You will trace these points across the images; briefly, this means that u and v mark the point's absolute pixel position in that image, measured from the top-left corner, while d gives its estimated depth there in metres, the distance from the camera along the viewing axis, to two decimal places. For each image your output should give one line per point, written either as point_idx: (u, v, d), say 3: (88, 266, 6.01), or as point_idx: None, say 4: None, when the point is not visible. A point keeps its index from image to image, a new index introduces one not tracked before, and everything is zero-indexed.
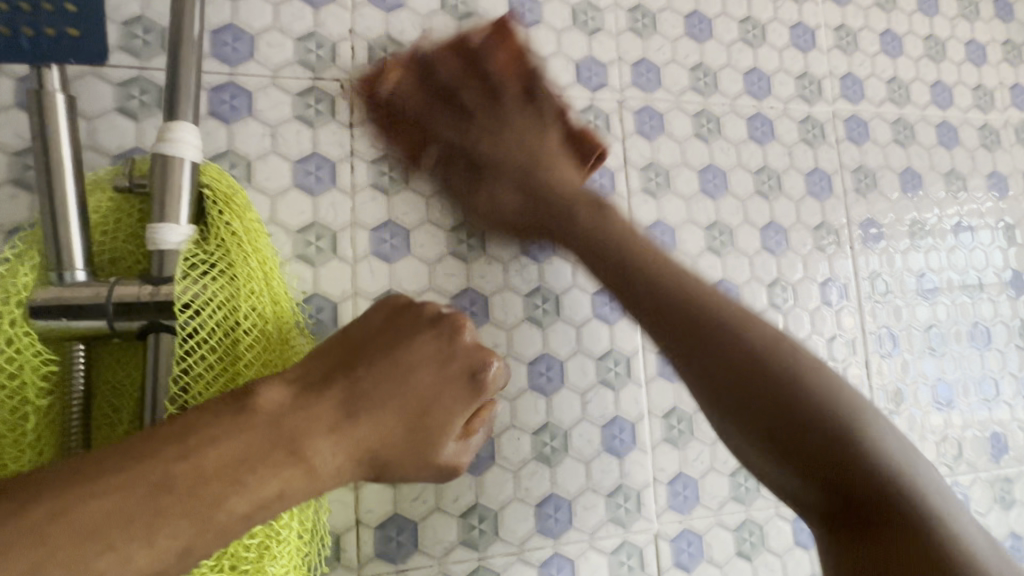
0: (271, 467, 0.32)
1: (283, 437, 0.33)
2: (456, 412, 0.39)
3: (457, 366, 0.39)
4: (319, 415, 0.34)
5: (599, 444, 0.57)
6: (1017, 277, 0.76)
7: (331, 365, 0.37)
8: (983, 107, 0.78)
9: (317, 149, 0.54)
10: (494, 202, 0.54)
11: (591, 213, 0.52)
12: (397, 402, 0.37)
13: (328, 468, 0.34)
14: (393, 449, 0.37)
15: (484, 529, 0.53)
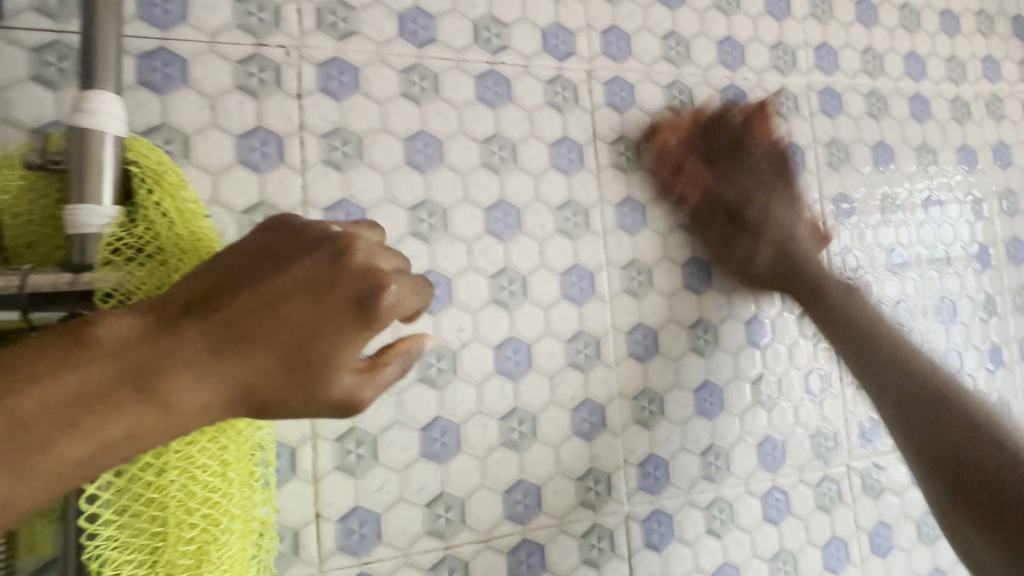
0: (111, 406, 0.27)
1: (126, 373, 0.28)
2: (343, 344, 0.31)
3: (343, 290, 0.31)
4: (172, 349, 0.29)
5: (569, 428, 0.55)
6: (984, 250, 0.76)
7: (196, 291, 0.31)
8: (955, 79, 0.77)
9: (262, 123, 0.50)
10: (750, 256, 0.62)
11: (839, 295, 0.60)
12: (270, 332, 0.30)
13: (186, 406, 0.29)
14: (270, 387, 0.30)
15: (450, 518, 0.51)
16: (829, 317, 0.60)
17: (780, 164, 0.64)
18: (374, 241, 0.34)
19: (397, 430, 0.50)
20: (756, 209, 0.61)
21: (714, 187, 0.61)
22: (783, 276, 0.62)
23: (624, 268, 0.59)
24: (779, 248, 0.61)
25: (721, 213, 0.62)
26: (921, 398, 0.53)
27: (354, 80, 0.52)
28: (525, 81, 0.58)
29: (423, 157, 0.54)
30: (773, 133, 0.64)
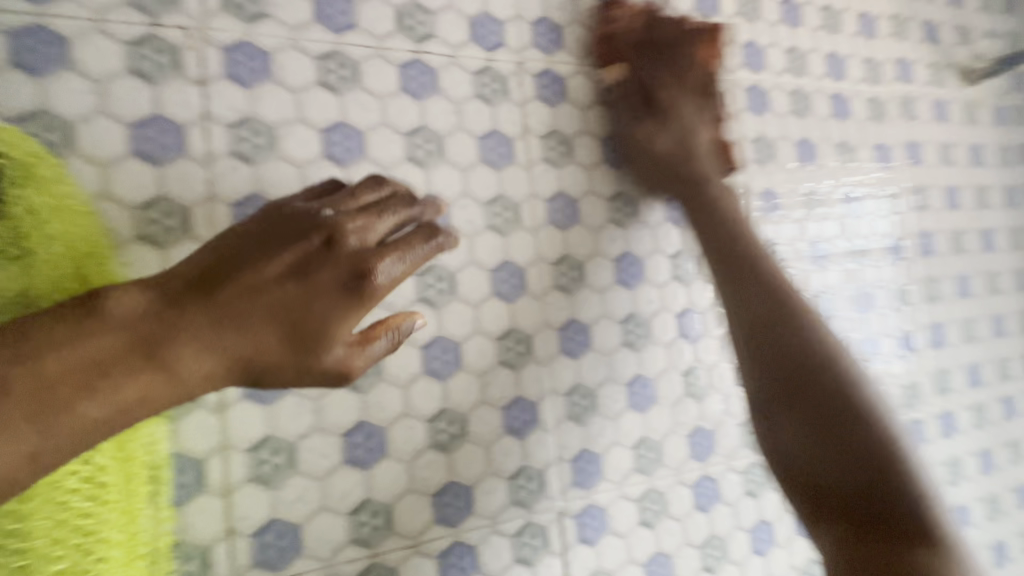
0: (128, 370, 0.29)
1: (141, 340, 0.30)
2: (340, 316, 0.34)
3: (336, 267, 0.35)
4: (185, 318, 0.31)
5: (500, 427, 0.55)
6: (898, 243, 0.81)
7: (203, 266, 0.33)
8: (872, 80, 0.81)
9: (160, 111, 0.46)
10: (649, 139, 0.61)
11: (725, 197, 0.60)
12: (273, 305, 0.33)
13: (194, 373, 0.31)
14: (272, 356, 0.33)
15: (377, 524, 0.49)
16: (713, 245, 0.59)
17: (689, 79, 0.62)
18: (381, 219, 0.38)
19: (317, 437, 0.48)
20: (670, 114, 0.61)
21: (641, 68, 0.61)
22: (679, 169, 0.61)
23: (556, 264, 0.59)
24: (683, 173, 0.61)
25: (636, 101, 0.62)
26: (806, 365, 0.52)
27: (265, 66, 0.49)
28: (452, 72, 0.56)
29: (343, 150, 0.51)
30: (713, 69, 0.63)
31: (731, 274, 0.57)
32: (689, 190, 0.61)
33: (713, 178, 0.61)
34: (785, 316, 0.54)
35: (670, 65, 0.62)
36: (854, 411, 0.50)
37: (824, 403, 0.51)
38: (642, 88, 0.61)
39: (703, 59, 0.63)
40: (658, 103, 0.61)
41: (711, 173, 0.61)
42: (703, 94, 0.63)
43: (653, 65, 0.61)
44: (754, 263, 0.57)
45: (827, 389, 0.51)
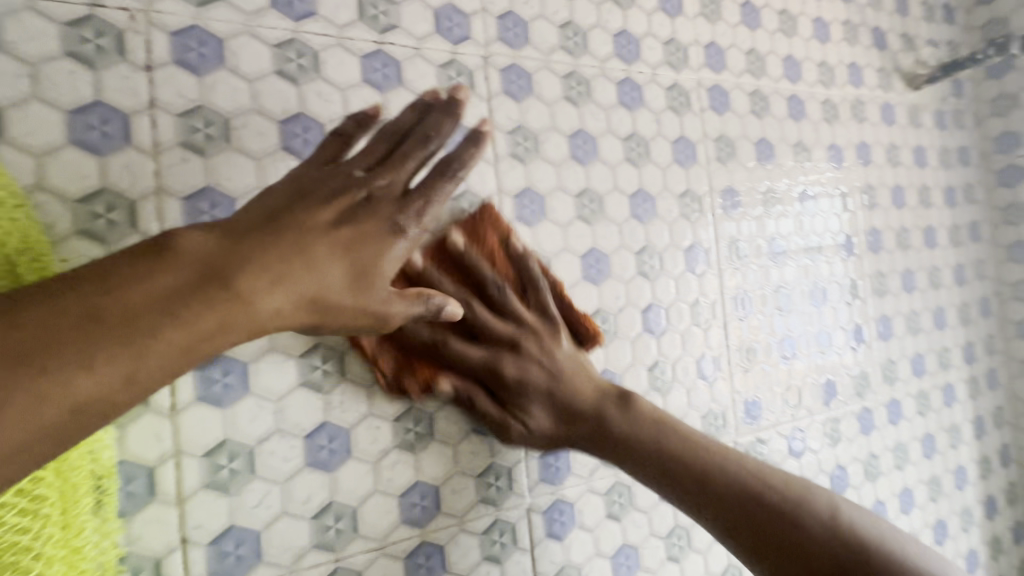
0: (208, 297, 0.30)
1: (215, 272, 0.31)
2: (384, 256, 0.39)
3: (378, 213, 0.39)
4: (255, 253, 0.33)
5: (468, 425, 0.54)
6: (849, 240, 0.85)
7: (261, 214, 0.35)
8: (826, 83, 0.85)
9: (101, 97, 0.43)
10: (528, 420, 0.52)
11: (620, 412, 0.52)
12: (331, 246, 0.36)
13: (270, 306, 0.33)
14: (333, 293, 0.36)
15: (342, 528, 0.48)
16: (611, 437, 0.52)
17: (525, 311, 0.52)
18: (422, 150, 0.41)
19: (278, 440, 0.46)
20: (506, 342, 0.50)
21: (455, 349, 0.49)
22: (575, 425, 0.52)
23: None
24: (571, 402, 0.52)
25: (479, 369, 0.50)
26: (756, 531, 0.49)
27: (218, 52, 0.47)
28: (416, 64, 0.55)
29: (303, 142, 0.49)
30: (496, 233, 0.52)
31: (651, 471, 0.52)
32: (593, 413, 0.52)
33: (582, 381, 0.53)
34: (716, 488, 0.51)
35: (458, 276, 0.50)
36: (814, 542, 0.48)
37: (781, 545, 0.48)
38: (479, 359, 0.50)
39: (485, 254, 0.51)
40: (474, 335, 0.50)
41: (580, 387, 0.53)
42: (536, 314, 0.52)
43: (480, 327, 0.50)
44: (665, 451, 0.52)
45: (778, 533, 0.49)
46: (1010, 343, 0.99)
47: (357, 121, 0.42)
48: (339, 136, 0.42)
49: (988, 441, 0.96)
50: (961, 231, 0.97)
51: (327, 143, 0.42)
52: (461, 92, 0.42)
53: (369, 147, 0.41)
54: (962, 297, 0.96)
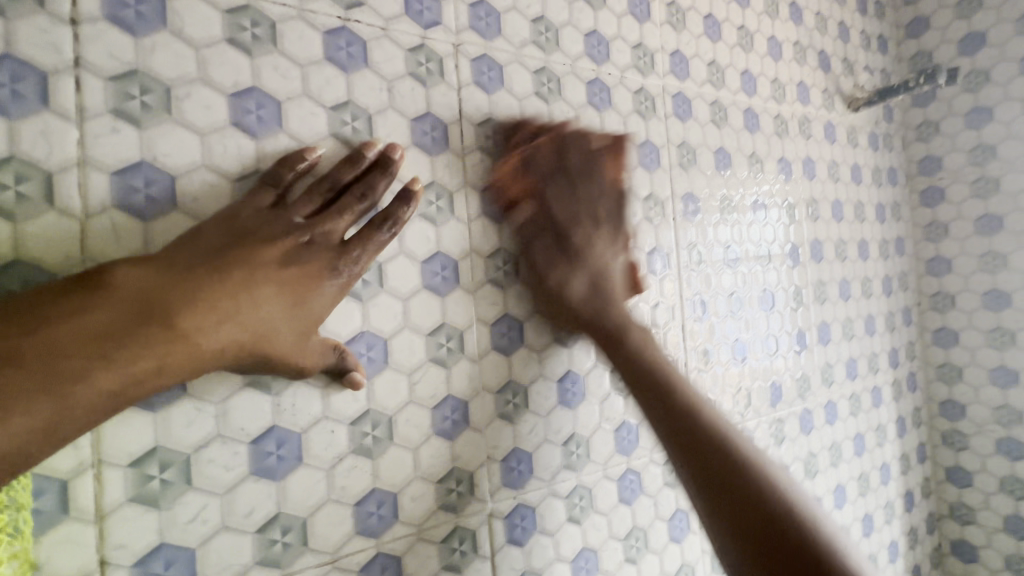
0: (141, 340, 0.32)
1: (151, 312, 0.33)
2: (322, 297, 0.42)
3: (319, 256, 0.41)
4: (189, 291, 0.35)
5: (429, 428, 0.52)
6: (795, 249, 0.89)
7: (202, 244, 0.37)
8: (778, 99, 0.89)
9: (12, 50, 0.37)
10: (564, 287, 0.56)
11: (642, 331, 0.57)
12: (269, 288, 0.38)
13: (203, 345, 0.35)
14: (269, 334, 0.39)
15: (289, 542, 0.44)
16: (614, 346, 0.56)
17: (619, 221, 0.59)
18: (359, 204, 0.44)
19: (219, 446, 0.42)
20: (601, 230, 0.57)
21: (547, 199, 0.56)
22: (597, 316, 0.57)
23: (490, 257, 0.57)
24: (608, 309, 0.57)
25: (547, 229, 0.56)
26: (711, 475, 0.49)
27: (159, 13, 0.42)
28: (383, 45, 0.52)
29: (256, 119, 0.45)
30: (625, 180, 0.60)
31: (646, 389, 0.54)
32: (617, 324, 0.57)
33: (619, 303, 0.58)
34: (694, 417, 0.52)
35: (566, 190, 0.56)
36: (761, 491, 0.46)
37: (732, 498, 0.47)
38: (547, 222, 0.56)
39: (613, 176, 0.59)
40: (569, 216, 0.56)
41: (613, 301, 0.57)
42: (612, 225, 0.59)
43: (571, 202, 0.56)
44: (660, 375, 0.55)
45: (734, 481, 0.48)
46: (927, 349, 1.08)
47: (289, 164, 0.43)
48: (273, 181, 0.42)
49: (908, 439, 1.04)
50: (889, 245, 1.05)
51: (262, 187, 0.42)
52: (396, 153, 0.45)
53: (308, 196, 0.43)
54: (889, 307, 1.03)
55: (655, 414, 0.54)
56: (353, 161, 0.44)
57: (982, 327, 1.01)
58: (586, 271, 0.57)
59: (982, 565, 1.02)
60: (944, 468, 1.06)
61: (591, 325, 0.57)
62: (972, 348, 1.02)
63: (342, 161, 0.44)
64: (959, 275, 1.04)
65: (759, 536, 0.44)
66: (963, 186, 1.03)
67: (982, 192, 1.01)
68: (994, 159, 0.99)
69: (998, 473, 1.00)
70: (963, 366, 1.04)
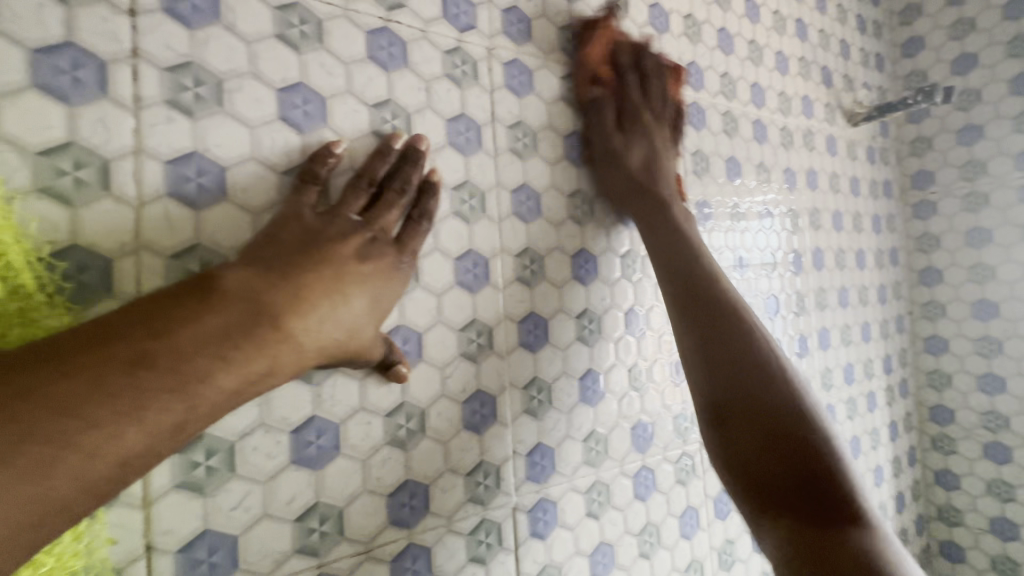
0: (256, 341, 0.33)
1: (262, 314, 0.34)
2: (394, 294, 0.44)
3: (388, 255, 0.43)
4: (292, 293, 0.36)
5: (459, 422, 0.53)
6: (798, 257, 0.92)
7: (291, 246, 0.38)
8: (784, 111, 0.92)
9: (73, 38, 0.37)
10: (622, 152, 0.62)
11: (682, 215, 0.61)
12: (355, 287, 0.40)
13: (306, 343, 0.36)
14: (355, 331, 0.40)
15: (326, 531, 0.45)
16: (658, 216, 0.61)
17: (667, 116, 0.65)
18: (401, 197, 0.45)
19: (261, 434, 0.42)
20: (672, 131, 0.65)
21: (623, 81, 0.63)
22: (646, 187, 0.61)
23: (518, 256, 0.58)
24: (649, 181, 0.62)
25: (613, 111, 0.62)
26: (737, 378, 0.53)
27: (214, 8, 0.42)
28: (422, 47, 0.53)
29: (302, 114, 0.46)
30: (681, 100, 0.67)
31: (673, 278, 0.58)
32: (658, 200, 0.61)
33: (667, 181, 0.62)
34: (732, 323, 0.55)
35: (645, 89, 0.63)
36: (776, 400, 0.51)
37: (755, 404, 0.51)
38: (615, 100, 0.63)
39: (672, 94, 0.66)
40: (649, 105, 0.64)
41: (666, 178, 0.62)
42: (672, 129, 0.65)
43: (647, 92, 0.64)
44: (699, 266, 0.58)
45: (754, 391, 0.52)
46: (918, 356, 1.12)
47: (326, 160, 0.44)
48: (315, 180, 0.43)
49: (900, 443, 1.07)
50: (884, 255, 1.09)
51: (303, 185, 0.43)
52: (422, 144, 0.47)
53: (354, 191, 0.44)
54: (883, 314, 1.07)
55: (681, 310, 0.57)
56: (383, 152, 0.46)
57: (970, 336, 1.06)
58: (642, 140, 0.62)
59: (969, 565, 1.06)
60: (933, 471, 1.10)
61: (631, 194, 0.62)
62: (961, 356, 1.07)
63: (374, 154, 0.45)
64: (950, 286, 1.08)
65: (765, 427, 0.50)
66: (954, 201, 1.07)
67: (973, 207, 1.05)
68: (984, 175, 1.04)
69: (984, 476, 1.04)
70: (952, 373, 1.08)
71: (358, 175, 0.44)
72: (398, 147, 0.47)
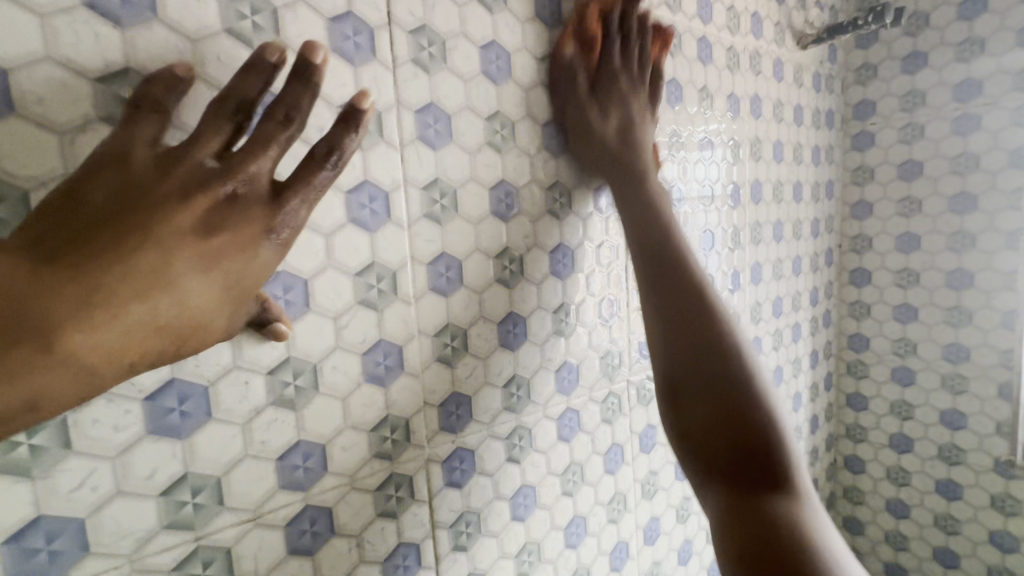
0: (4, 368, 0.25)
1: (24, 326, 0.26)
2: (264, 273, 0.33)
3: (253, 222, 0.32)
4: (75, 294, 0.27)
5: (360, 375, 0.48)
6: (736, 189, 0.88)
7: (101, 223, 0.29)
8: (732, 30, 0.85)
9: None
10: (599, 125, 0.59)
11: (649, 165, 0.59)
12: (190, 273, 0.30)
13: (98, 361, 0.27)
14: (195, 329, 0.31)
15: (201, 503, 0.40)
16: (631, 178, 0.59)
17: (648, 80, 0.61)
18: (285, 131, 0.33)
19: (104, 404, 0.36)
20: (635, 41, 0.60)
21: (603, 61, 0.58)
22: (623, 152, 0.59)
23: (426, 189, 0.51)
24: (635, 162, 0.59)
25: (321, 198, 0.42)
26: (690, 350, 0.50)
27: None
28: None
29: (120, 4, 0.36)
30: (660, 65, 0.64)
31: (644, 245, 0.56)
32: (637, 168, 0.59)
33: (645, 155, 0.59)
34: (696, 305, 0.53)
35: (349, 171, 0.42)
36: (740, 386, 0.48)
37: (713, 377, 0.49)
38: (597, 71, 0.59)
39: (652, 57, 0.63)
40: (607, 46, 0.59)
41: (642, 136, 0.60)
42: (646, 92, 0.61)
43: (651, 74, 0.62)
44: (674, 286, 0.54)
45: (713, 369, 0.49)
46: (844, 288, 1.15)
47: (169, 85, 0.34)
48: (157, 109, 0.33)
49: (819, 370, 1.12)
50: (821, 188, 1.08)
51: (137, 116, 0.33)
52: (317, 57, 0.34)
53: (215, 121, 0.33)
54: (815, 248, 1.08)
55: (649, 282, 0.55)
56: (256, 67, 0.34)
57: (892, 268, 1.09)
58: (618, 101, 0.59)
59: (868, 475, 1.17)
60: (846, 394, 1.18)
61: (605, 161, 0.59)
62: (881, 287, 1.11)
63: (242, 70, 0.33)
64: (879, 219, 1.10)
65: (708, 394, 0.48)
66: (892, 132, 1.06)
67: (908, 138, 1.05)
68: (922, 106, 1.02)
69: (889, 397, 1.12)
70: (872, 304, 1.12)
71: (221, 97, 0.33)
72: (276, 60, 0.34)
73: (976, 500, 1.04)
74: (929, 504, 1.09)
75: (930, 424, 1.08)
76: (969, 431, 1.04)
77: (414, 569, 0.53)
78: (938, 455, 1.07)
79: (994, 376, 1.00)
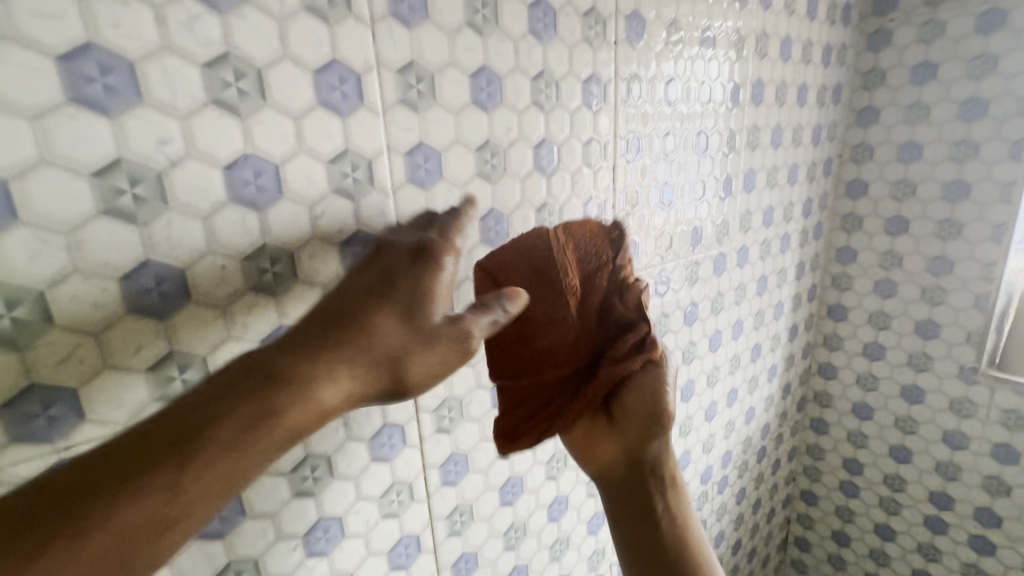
0: (242, 394, 0.34)
1: (249, 365, 0.35)
2: (421, 284, 0.40)
3: (400, 255, 0.42)
4: (288, 342, 0.37)
5: (339, 264, 0.48)
6: (736, 90, 0.84)
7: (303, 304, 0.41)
8: None
9: None
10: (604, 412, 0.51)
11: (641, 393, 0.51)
12: (361, 303, 0.39)
13: (308, 380, 0.35)
14: (375, 340, 0.38)
15: (189, 379, 0.42)
16: (623, 487, 0.53)
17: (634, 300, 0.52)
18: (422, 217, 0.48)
19: (80, 282, 0.36)
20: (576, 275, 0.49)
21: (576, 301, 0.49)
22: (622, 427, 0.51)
23: (401, 72, 0.48)
24: (635, 444, 0.52)
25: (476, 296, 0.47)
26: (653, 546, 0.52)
27: None
28: None
29: None
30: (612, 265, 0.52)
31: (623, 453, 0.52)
32: (626, 449, 0.52)
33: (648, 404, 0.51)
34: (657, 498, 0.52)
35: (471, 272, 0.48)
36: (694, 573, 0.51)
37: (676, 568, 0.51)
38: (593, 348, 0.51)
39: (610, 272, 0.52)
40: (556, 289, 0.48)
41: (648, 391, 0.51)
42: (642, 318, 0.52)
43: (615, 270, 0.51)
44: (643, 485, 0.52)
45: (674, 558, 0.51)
46: (838, 200, 1.14)
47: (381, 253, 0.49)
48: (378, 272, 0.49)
49: (803, 282, 1.14)
50: (827, 92, 1.02)
51: None
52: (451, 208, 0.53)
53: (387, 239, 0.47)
54: (814, 156, 1.05)
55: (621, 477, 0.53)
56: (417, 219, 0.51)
57: (890, 179, 1.07)
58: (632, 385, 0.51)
59: (839, 380, 1.23)
60: (827, 305, 1.21)
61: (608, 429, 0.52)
62: (876, 199, 1.09)
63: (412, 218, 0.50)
64: (884, 127, 1.06)
65: None
66: (911, 30, 0.99)
67: (927, 37, 0.98)
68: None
69: (869, 308, 1.15)
70: (865, 216, 1.11)
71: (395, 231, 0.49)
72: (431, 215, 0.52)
73: (936, 403, 1.10)
74: (892, 407, 1.16)
75: (904, 334, 1.11)
76: (940, 340, 1.07)
77: (399, 447, 0.56)
78: (907, 362, 1.12)
79: (975, 289, 1.01)
